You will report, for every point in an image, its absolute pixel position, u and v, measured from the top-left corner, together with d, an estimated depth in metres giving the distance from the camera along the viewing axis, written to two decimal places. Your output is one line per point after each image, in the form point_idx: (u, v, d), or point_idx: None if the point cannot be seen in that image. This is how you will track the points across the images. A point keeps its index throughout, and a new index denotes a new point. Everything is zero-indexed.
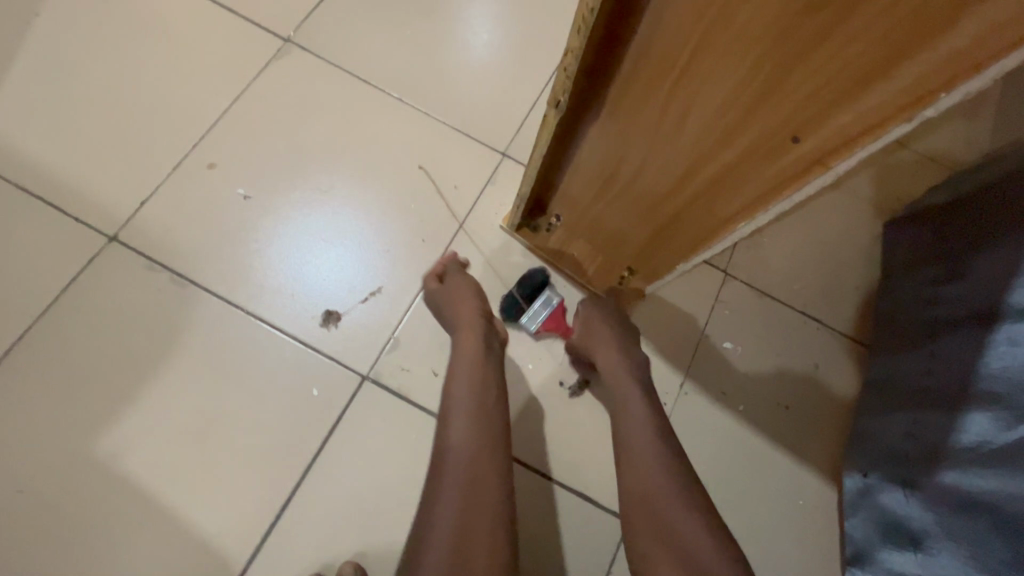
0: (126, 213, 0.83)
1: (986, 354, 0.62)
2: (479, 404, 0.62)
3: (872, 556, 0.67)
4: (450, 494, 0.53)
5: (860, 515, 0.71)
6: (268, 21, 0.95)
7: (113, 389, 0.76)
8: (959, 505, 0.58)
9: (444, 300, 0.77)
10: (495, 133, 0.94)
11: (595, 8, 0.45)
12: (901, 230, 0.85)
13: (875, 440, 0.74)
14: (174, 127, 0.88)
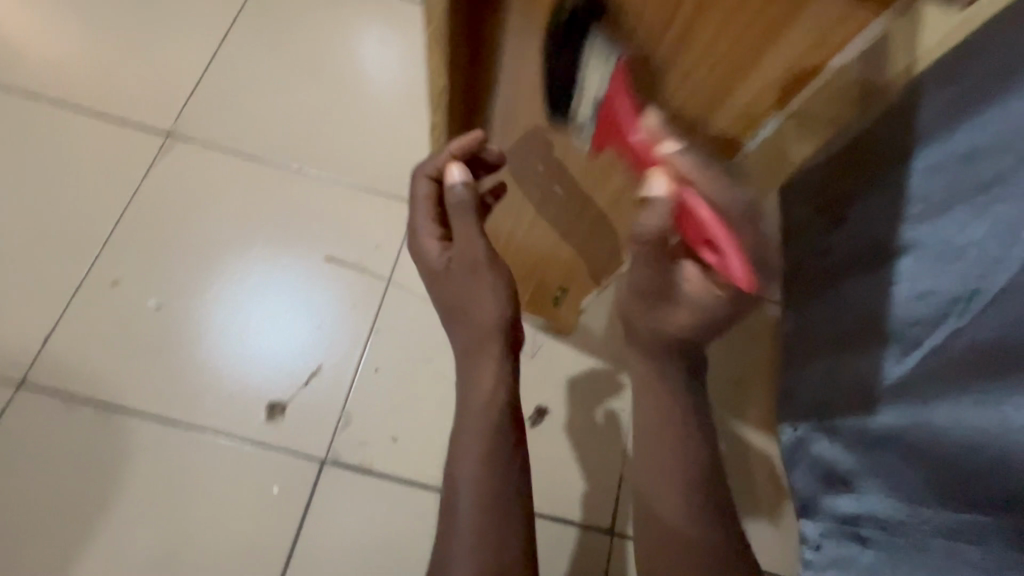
0: (31, 353, 0.78)
1: (893, 287, 0.65)
2: (483, 495, 0.54)
3: (818, 505, 0.74)
4: (463, 551, 0.52)
5: (801, 468, 0.77)
6: (143, 117, 0.92)
7: (61, 542, 0.72)
8: (876, 441, 0.65)
9: (448, 290, 0.60)
10: (403, 181, 0.94)
11: (445, 65, 0.46)
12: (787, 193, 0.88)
13: (798, 395, 0.80)
14: (65, 249, 0.83)
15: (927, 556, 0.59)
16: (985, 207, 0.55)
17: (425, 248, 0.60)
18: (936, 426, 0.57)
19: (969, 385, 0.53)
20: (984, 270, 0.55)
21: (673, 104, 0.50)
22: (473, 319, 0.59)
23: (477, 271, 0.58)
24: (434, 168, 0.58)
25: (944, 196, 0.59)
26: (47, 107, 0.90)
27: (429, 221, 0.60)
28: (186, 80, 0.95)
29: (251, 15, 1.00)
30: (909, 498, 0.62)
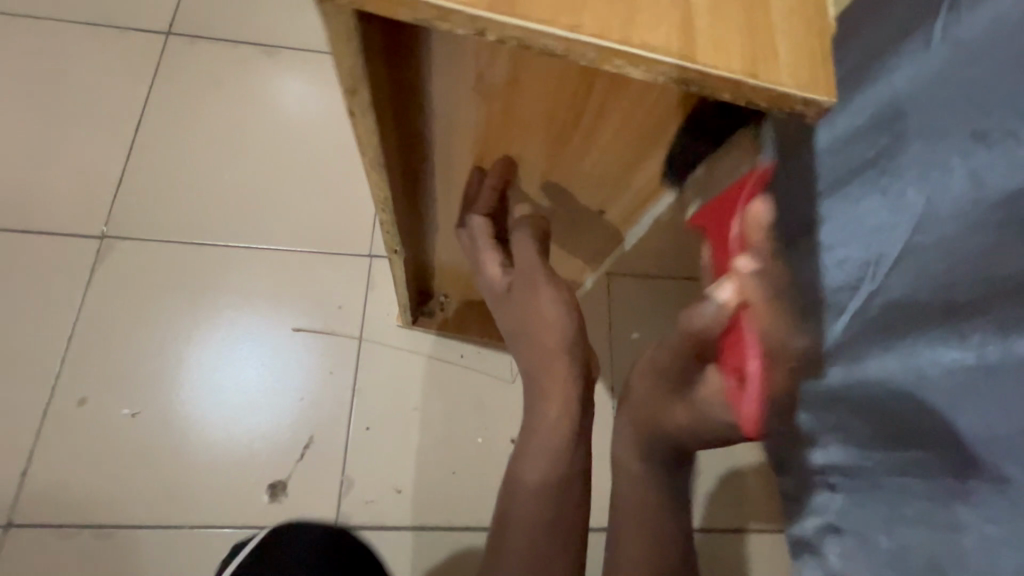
0: (10, 493, 0.76)
1: (817, 259, 0.72)
2: (542, 509, 0.58)
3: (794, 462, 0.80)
4: (517, 545, 0.57)
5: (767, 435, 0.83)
6: (73, 225, 0.89)
7: None
8: (828, 398, 0.71)
9: (520, 306, 0.62)
10: (353, 238, 0.95)
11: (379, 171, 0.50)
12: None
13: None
14: (22, 379, 0.81)
15: (885, 490, 0.63)
16: (882, 181, 0.64)
17: (488, 262, 0.63)
18: (874, 375, 0.64)
19: (896, 339, 0.61)
20: (885, 232, 0.64)
21: (593, 157, 0.56)
22: (542, 337, 0.60)
23: (536, 285, 0.60)
24: (485, 199, 0.62)
25: (843, 173, 0.69)
26: None
27: (492, 250, 0.63)
28: (108, 179, 0.92)
29: (161, 99, 0.98)
30: (861, 445, 0.67)
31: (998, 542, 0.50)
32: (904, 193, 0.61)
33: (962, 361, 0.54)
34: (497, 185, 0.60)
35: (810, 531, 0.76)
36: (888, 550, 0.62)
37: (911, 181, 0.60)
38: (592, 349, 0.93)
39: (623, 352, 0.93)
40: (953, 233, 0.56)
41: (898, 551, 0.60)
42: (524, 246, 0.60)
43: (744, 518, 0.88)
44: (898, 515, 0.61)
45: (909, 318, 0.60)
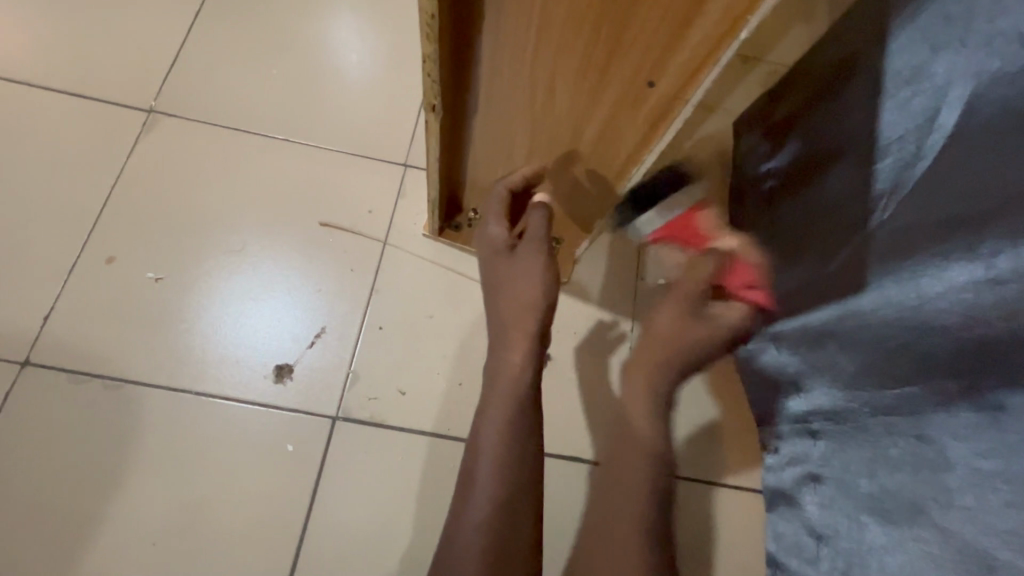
0: (32, 333, 0.78)
1: (842, 176, 0.70)
2: (507, 451, 0.59)
3: (772, 412, 0.79)
4: (480, 505, 0.56)
5: (754, 381, 0.81)
6: (123, 96, 0.91)
7: (73, 515, 0.71)
8: (815, 337, 0.71)
9: (504, 269, 0.67)
10: (390, 145, 0.94)
11: (434, 14, 0.46)
12: (748, 122, 0.93)
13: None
14: (57, 230, 0.83)
15: (868, 434, 0.64)
16: (906, 95, 0.63)
17: (490, 228, 0.68)
18: (868, 309, 0.63)
19: (899, 270, 0.59)
20: (907, 161, 0.61)
21: (637, 55, 0.50)
22: (521, 296, 0.65)
23: (528, 248, 0.66)
24: (517, 180, 0.67)
25: (896, 85, 0.65)
26: (26, 93, 0.89)
27: (501, 213, 0.68)
28: (162, 58, 0.94)
29: None
30: (846, 385, 0.67)
31: (990, 475, 0.50)
32: (936, 113, 0.59)
33: (964, 294, 0.52)
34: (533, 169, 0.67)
35: (787, 482, 0.75)
36: (870, 492, 0.63)
37: (954, 82, 0.57)
38: (616, 285, 0.89)
39: (647, 294, 0.90)
40: (975, 149, 0.53)
41: (880, 492, 0.62)
42: (534, 222, 0.65)
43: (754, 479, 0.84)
44: (881, 458, 0.62)
45: (919, 244, 0.57)
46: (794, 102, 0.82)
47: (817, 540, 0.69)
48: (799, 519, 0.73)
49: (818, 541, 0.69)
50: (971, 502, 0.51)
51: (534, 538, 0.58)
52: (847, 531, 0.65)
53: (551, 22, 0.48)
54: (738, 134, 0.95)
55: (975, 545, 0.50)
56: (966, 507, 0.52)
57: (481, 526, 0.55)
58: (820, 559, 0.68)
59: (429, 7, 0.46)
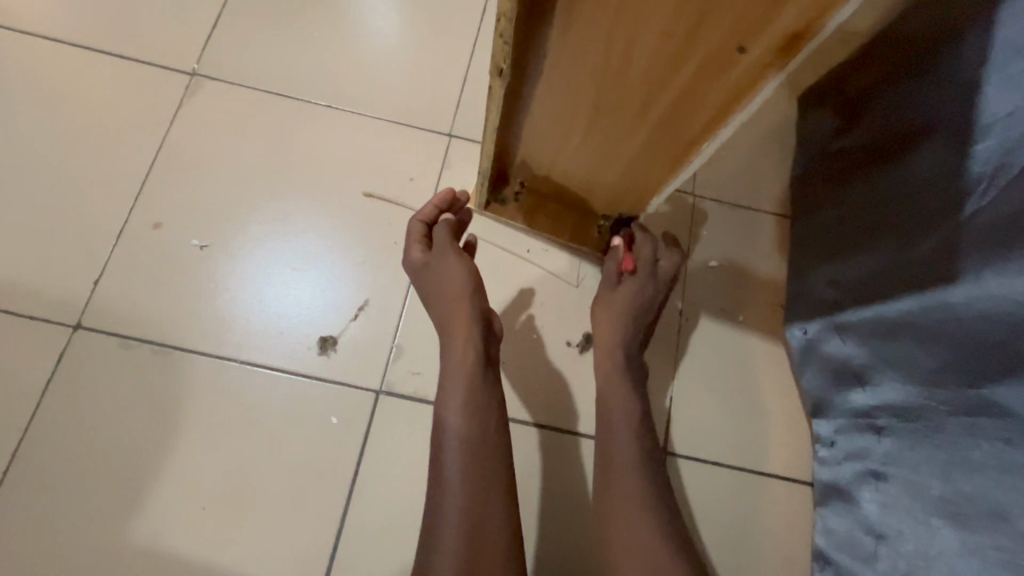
0: (82, 297, 0.78)
1: (937, 157, 0.66)
2: (468, 439, 0.63)
3: (828, 404, 0.75)
4: (452, 507, 0.59)
5: (812, 369, 0.77)
6: (166, 58, 0.89)
7: (127, 475, 0.73)
8: (891, 330, 0.67)
9: (432, 277, 0.72)
10: (435, 114, 0.91)
11: None
12: (818, 96, 0.89)
13: (811, 293, 0.80)
14: (104, 195, 0.83)
15: (948, 435, 0.61)
16: (1018, 70, 0.58)
17: (410, 251, 0.74)
18: (955, 304, 0.59)
19: (996, 260, 0.55)
20: (1014, 142, 0.57)
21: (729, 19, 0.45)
22: (454, 299, 0.71)
23: (446, 255, 0.72)
24: (425, 214, 0.76)
25: (1001, 57, 0.60)
26: (71, 54, 0.88)
27: (418, 239, 0.75)
28: (204, 19, 0.92)
29: None
30: (928, 383, 0.64)
31: None
32: None
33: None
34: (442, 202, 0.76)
35: (843, 478, 0.72)
36: (944, 495, 0.60)
37: None
38: None
39: (698, 277, 0.87)
40: None
41: (956, 496, 0.59)
42: (442, 232, 0.74)
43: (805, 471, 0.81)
44: (959, 462, 0.59)
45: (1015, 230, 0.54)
46: (876, 79, 0.78)
47: (876, 539, 0.66)
48: (852, 515, 0.70)
49: (878, 540, 0.66)
50: None
51: (508, 519, 0.60)
52: (917, 535, 0.62)
53: None
54: (804, 108, 0.91)
55: None
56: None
57: (452, 507, 0.59)
58: (876, 558, 0.66)
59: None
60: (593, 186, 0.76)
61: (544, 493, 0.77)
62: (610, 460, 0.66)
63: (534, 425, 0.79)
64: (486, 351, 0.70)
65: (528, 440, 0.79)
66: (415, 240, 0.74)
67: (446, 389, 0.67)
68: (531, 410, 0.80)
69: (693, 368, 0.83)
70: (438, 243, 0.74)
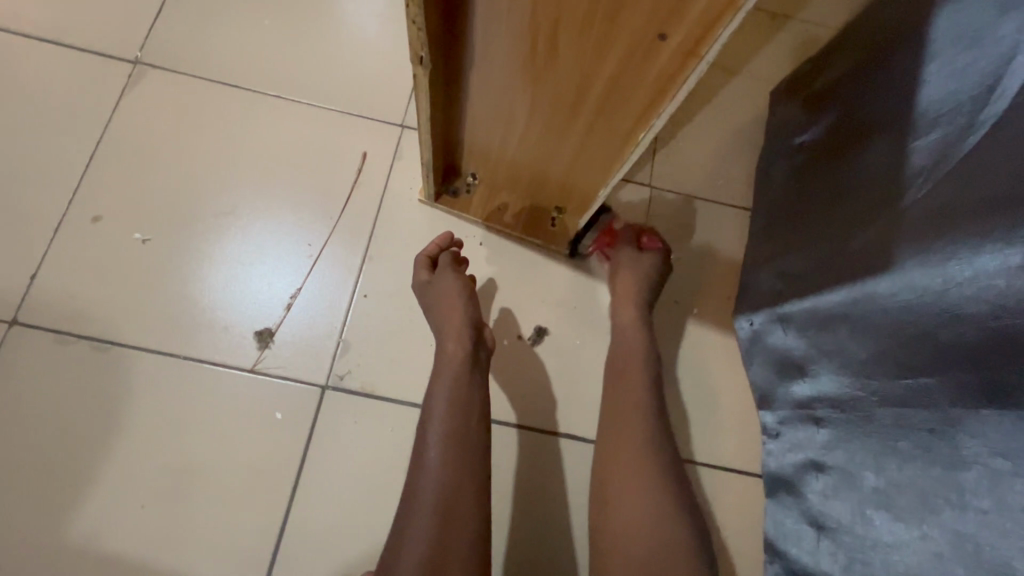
0: (19, 292, 0.76)
1: (886, 148, 0.66)
2: (453, 440, 0.64)
3: (776, 396, 0.76)
4: (426, 511, 0.58)
5: (759, 362, 0.78)
6: (109, 46, 0.87)
7: (65, 473, 0.72)
8: (828, 320, 0.67)
9: (433, 296, 0.75)
10: (388, 104, 0.89)
11: None
12: (786, 90, 0.89)
13: (757, 286, 0.80)
14: (42, 188, 0.81)
15: (875, 424, 0.61)
16: (964, 61, 0.58)
17: (417, 273, 0.77)
18: (882, 295, 0.59)
19: (927, 249, 0.54)
20: (958, 133, 0.57)
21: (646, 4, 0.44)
22: (452, 311, 0.73)
23: (447, 275, 0.76)
24: (429, 249, 0.79)
25: (950, 48, 0.60)
26: (8, 41, 0.86)
27: (425, 264, 0.78)
28: (149, 5, 0.89)
29: None
30: (856, 372, 0.63)
31: (1007, 476, 0.47)
32: (998, 81, 0.54)
33: (995, 281, 0.48)
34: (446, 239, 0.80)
35: (789, 469, 0.73)
36: (877, 486, 0.60)
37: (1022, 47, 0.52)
38: None
39: None
40: None
41: (887, 486, 0.59)
42: (447, 259, 0.78)
43: None
44: (888, 451, 0.59)
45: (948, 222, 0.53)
46: (838, 72, 0.78)
47: (817, 531, 0.67)
48: (798, 507, 0.70)
49: (819, 532, 0.67)
50: (987, 505, 0.48)
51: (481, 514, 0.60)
52: (852, 524, 0.62)
53: None
54: (774, 101, 0.91)
55: (985, 548, 0.48)
56: (980, 509, 0.49)
57: (429, 500, 0.59)
58: (819, 551, 0.66)
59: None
60: (541, 178, 0.75)
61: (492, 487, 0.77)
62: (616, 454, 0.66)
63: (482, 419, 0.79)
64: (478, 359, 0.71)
65: None
66: (421, 264, 0.78)
67: (433, 391, 0.68)
68: None
69: None
70: (441, 267, 0.77)
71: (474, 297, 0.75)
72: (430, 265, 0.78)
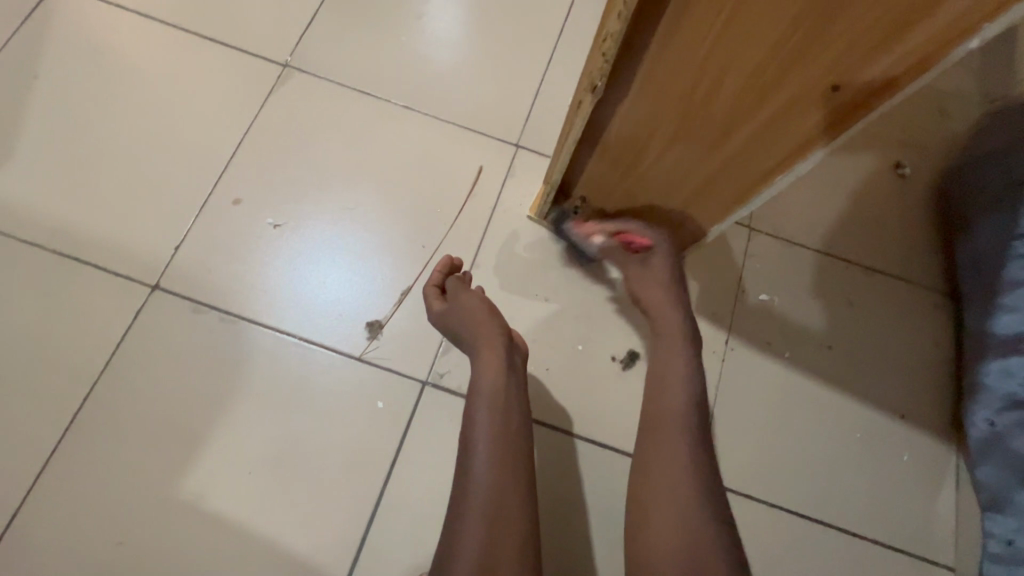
0: (164, 261, 0.83)
1: None
2: (497, 456, 0.63)
3: (1009, 500, 0.70)
4: (473, 536, 0.57)
5: (990, 464, 0.73)
6: (263, 48, 0.96)
7: (185, 431, 0.77)
8: None
9: (454, 314, 0.75)
10: (506, 124, 0.95)
11: None
12: (976, 169, 0.86)
13: (985, 389, 0.76)
14: (192, 169, 0.89)
15: None
16: None
17: (429, 301, 0.77)
18: None
19: None
20: None
21: (825, 61, 0.47)
22: (479, 326, 0.73)
23: (463, 294, 0.76)
24: (436, 280, 0.79)
25: None
26: (177, 35, 0.95)
27: (436, 296, 0.77)
28: (301, 14, 0.98)
29: None
30: None
31: None
32: None
33: None
34: (447, 267, 0.80)
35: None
36: None
37: None
38: (717, 295, 0.88)
39: (747, 310, 0.88)
40: None
41: None
42: (453, 282, 0.77)
43: (840, 515, 0.81)
44: None
45: None
46: None
47: None
48: None
49: None
50: None
51: (527, 524, 0.60)
52: None
53: (736, 20, 0.47)
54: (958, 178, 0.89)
55: None
56: None
57: (477, 516, 0.59)
58: None
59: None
60: (652, 212, 0.78)
61: (572, 501, 0.78)
62: (646, 473, 0.61)
63: (568, 433, 0.81)
64: (511, 366, 0.70)
65: (561, 447, 0.80)
66: (433, 289, 0.77)
67: (472, 407, 0.67)
68: (568, 418, 0.82)
69: (733, 397, 0.84)
70: (453, 289, 0.76)
71: (495, 309, 0.75)
72: (441, 288, 0.78)
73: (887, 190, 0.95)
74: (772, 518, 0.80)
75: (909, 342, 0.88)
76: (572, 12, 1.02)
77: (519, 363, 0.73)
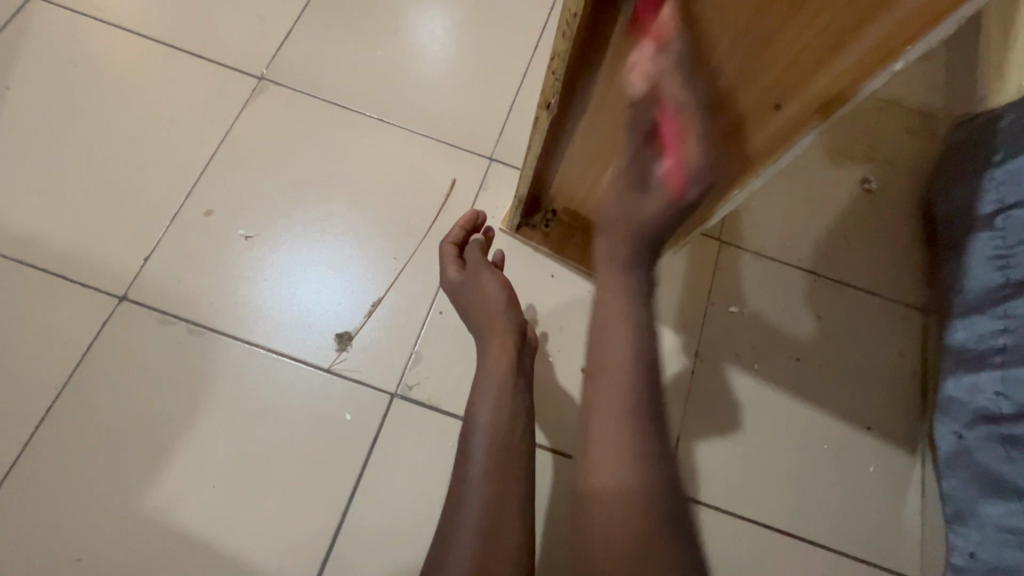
0: (132, 272, 0.83)
1: None
2: (496, 454, 0.61)
3: (972, 513, 0.69)
4: (465, 539, 0.55)
5: (958, 476, 0.73)
6: (238, 61, 0.96)
7: (149, 445, 0.76)
8: None
9: (465, 298, 0.73)
10: (480, 137, 0.96)
11: (576, 14, 0.48)
12: (955, 189, 0.87)
13: (956, 404, 0.76)
14: (164, 181, 0.89)
15: None
16: None
17: (447, 272, 0.76)
18: None
19: None
20: None
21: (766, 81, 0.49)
22: (490, 312, 0.70)
23: (478, 274, 0.73)
24: (457, 237, 0.78)
25: None
26: (152, 47, 0.96)
27: (455, 258, 0.77)
28: (277, 28, 0.99)
29: None
30: None
31: None
32: None
33: None
34: (472, 222, 0.79)
35: None
36: None
37: None
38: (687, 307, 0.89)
39: (716, 322, 0.89)
40: None
41: None
42: (473, 249, 0.76)
43: (808, 527, 0.81)
44: None
45: None
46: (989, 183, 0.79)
47: None
48: None
49: None
50: None
51: (525, 523, 0.58)
52: None
53: (681, 39, 0.49)
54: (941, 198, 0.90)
55: None
56: None
57: (471, 520, 0.57)
58: None
59: (574, 5, 0.48)
60: None
61: (541, 514, 0.78)
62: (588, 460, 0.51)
63: (538, 445, 0.81)
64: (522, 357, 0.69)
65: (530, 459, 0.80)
66: (451, 262, 0.76)
67: (477, 400, 0.65)
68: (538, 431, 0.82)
69: (702, 410, 0.85)
70: (471, 265, 0.74)
71: (512, 289, 0.72)
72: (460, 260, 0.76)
73: (854, 205, 0.97)
74: (740, 531, 0.80)
75: (876, 354, 0.90)
76: (546, 28, 1.04)
77: (528, 355, 0.71)
